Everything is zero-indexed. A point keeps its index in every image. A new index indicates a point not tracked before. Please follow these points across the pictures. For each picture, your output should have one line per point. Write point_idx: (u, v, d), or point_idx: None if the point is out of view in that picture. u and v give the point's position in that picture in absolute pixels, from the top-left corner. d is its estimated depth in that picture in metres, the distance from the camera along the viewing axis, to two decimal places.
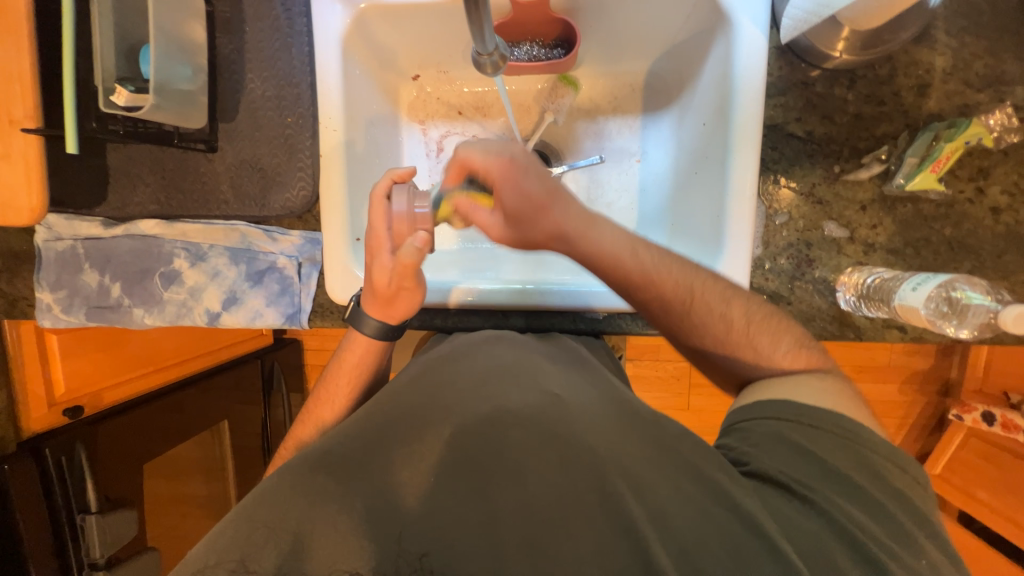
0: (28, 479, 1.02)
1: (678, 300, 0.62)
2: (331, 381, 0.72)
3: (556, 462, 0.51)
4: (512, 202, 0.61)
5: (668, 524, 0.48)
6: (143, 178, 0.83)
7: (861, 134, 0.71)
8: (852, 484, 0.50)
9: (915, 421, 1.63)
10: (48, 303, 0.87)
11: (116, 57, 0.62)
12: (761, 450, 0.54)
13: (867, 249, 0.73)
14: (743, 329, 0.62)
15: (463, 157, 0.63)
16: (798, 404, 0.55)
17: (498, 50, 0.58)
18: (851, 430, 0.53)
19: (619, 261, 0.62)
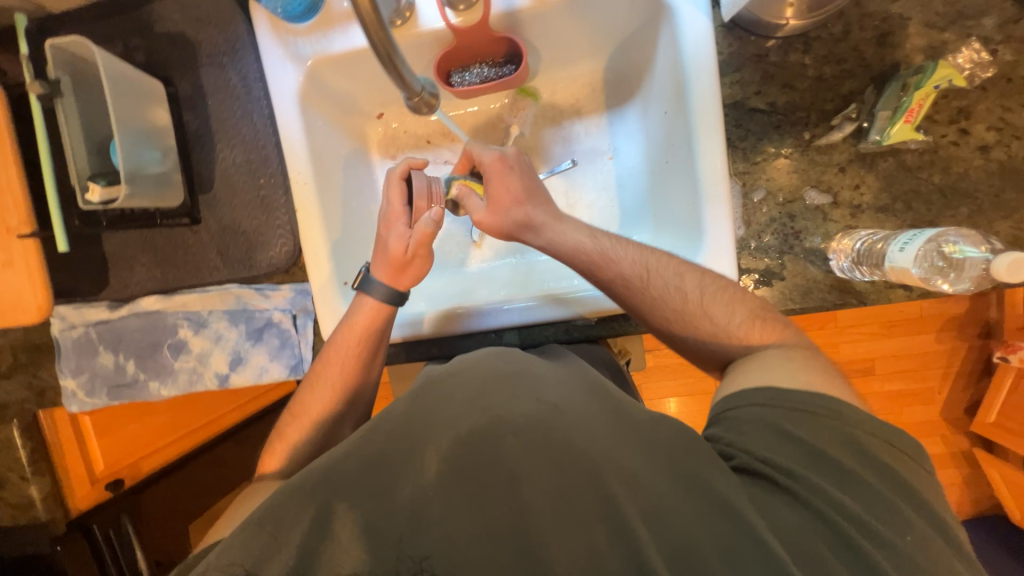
0: (82, 556, 1.07)
1: (633, 276, 0.67)
2: (341, 342, 0.74)
3: (552, 467, 0.50)
4: (495, 189, 0.76)
5: (662, 522, 0.47)
6: (138, 257, 0.86)
7: (826, 96, 0.69)
8: (843, 469, 0.48)
9: (960, 370, 1.53)
10: (72, 389, 0.92)
11: (87, 155, 0.65)
12: (746, 438, 0.51)
13: (855, 211, 0.70)
14: (698, 300, 0.64)
15: (469, 150, 0.80)
16: (782, 393, 0.52)
17: (425, 90, 0.62)
18: (831, 416, 0.50)
19: (580, 247, 0.71)
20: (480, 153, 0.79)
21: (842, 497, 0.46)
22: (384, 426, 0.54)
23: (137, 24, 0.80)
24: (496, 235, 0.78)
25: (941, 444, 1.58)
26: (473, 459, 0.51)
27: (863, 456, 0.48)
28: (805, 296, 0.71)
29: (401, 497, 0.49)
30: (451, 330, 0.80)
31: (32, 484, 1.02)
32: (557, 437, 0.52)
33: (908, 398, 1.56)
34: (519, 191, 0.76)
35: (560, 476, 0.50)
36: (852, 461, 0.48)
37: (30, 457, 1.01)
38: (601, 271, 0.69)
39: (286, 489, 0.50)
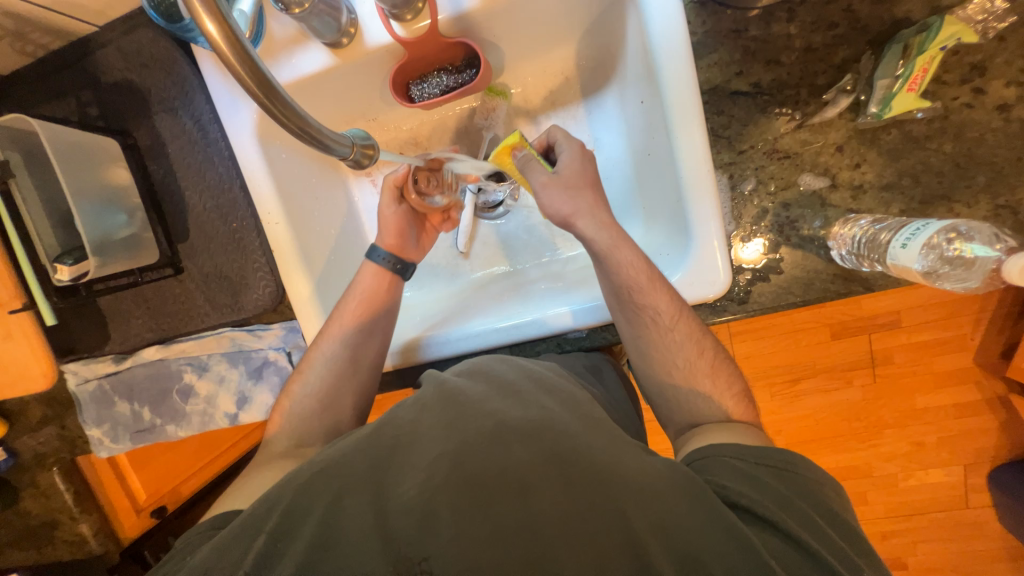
0: None
1: (668, 314, 0.66)
2: (345, 302, 0.78)
3: (559, 481, 0.46)
4: (572, 173, 0.71)
5: (669, 531, 0.43)
6: (133, 311, 0.86)
7: (817, 67, 0.63)
8: (800, 509, 0.49)
9: (995, 313, 1.26)
10: (98, 437, 0.96)
11: (53, 231, 0.70)
12: (718, 475, 0.53)
13: (856, 192, 0.64)
14: (708, 360, 0.66)
15: (555, 132, 0.76)
16: (745, 447, 0.56)
17: (357, 143, 0.53)
18: (787, 468, 0.54)
19: (633, 264, 0.66)
20: (563, 136, 0.75)
21: (807, 535, 0.46)
22: (389, 428, 0.54)
23: (85, 77, 0.77)
24: (548, 213, 0.71)
25: (971, 392, 1.32)
26: (479, 460, 0.47)
27: (815, 502, 0.51)
28: (806, 288, 0.67)
29: (405, 503, 0.45)
30: (444, 355, 0.79)
31: (82, 522, 1.09)
32: (566, 446, 0.48)
33: (931, 348, 1.30)
34: (595, 177, 0.72)
35: (569, 489, 0.45)
36: (808, 506, 0.51)
37: (76, 499, 1.07)
38: (643, 296, 0.66)
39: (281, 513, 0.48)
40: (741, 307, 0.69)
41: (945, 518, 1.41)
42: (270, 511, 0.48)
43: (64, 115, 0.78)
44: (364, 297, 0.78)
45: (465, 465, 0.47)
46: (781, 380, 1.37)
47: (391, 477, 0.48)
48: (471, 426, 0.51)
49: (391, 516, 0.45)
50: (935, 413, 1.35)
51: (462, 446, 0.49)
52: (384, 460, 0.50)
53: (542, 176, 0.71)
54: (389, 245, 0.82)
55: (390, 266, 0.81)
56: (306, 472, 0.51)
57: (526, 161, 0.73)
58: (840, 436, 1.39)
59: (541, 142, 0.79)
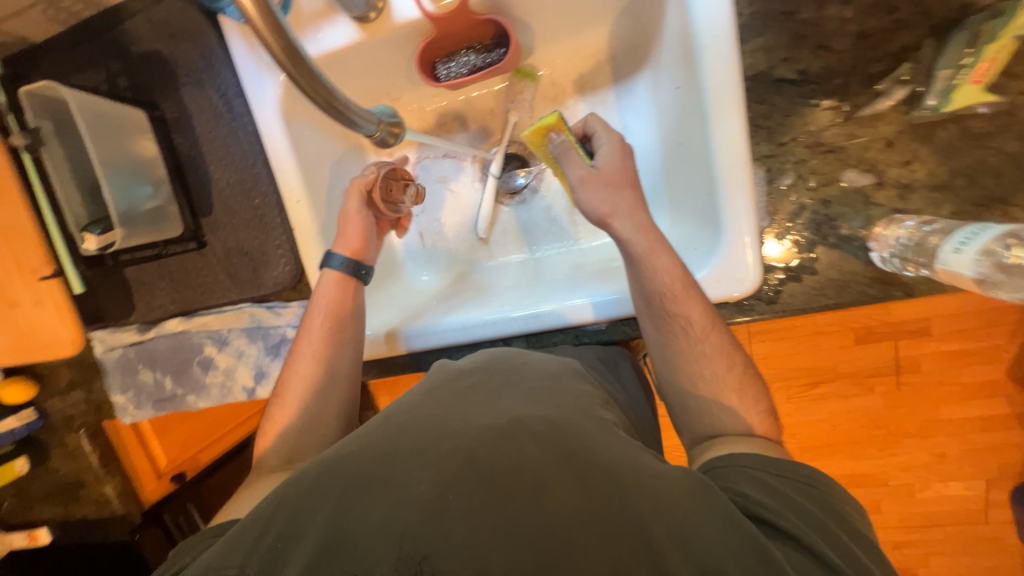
0: (157, 540, 1.20)
1: (701, 324, 0.64)
2: (309, 320, 0.73)
3: (573, 482, 0.45)
4: (612, 169, 0.68)
5: (689, 539, 0.42)
6: (157, 283, 0.88)
7: (871, 55, 0.60)
8: (824, 523, 0.48)
9: None
10: (123, 403, 0.98)
11: (82, 201, 0.71)
12: (737, 484, 0.52)
13: (903, 191, 0.61)
14: (738, 376, 0.63)
15: (593, 121, 0.73)
16: (766, 459, 0.54)
17: (383, 122, 0.56)
18: (810, 484, 0.52)
19: (670, 269, 0.64)
20: (602, 127, 0.72)
21: (828, 550, 0.45)
22: (393, 422, 0.54)
23: (114, 46, 0.77)
24: (586, 210, 0.68)
25: (1003, 406, 1.26)
26: (494, 457, 0.46)
27: (837, 517, 0.49)
28: (841, 291, 0.64)
29: (413, 496, 0.44)
30: (458, 341, 0.78)
31: (107, 483, 1.13)
32: (582, 446, 0.48)
33: (964, 357, 1.24)
34: (634, 175, 0.70)
35: (583, 489, 0.44)
36: (830, 516, 0.49)
37: (100, 460, 1.11)
38: (677, 303, 0.64)
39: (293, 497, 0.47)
40: (769, 307, 0.66)
41: (960, 531, 1.37)
42: (279, 507, 0.47)
43: (94, 85, 0.78)
44: (328, 307, 0.73)
45: (480, 460, 0.46)
46: (798, 382, 1.33)
47: (393, 472, 0.47)
48: (483, 423, 0.50)
49: (403, 515, 0.43)
50: (960, 425, 1.29)
51: (475, 443, 0.47)
52: (390, 455, 0.49)
53: (581, 168, 0.68)
54: (351, 250, 0.76)
55: (352, 271, 0.75)
56: (315, 467, 0.50)
57: (564, 148, 0.70)
58: (857, 442, 1.35)
59: (580, 127, 0.75)
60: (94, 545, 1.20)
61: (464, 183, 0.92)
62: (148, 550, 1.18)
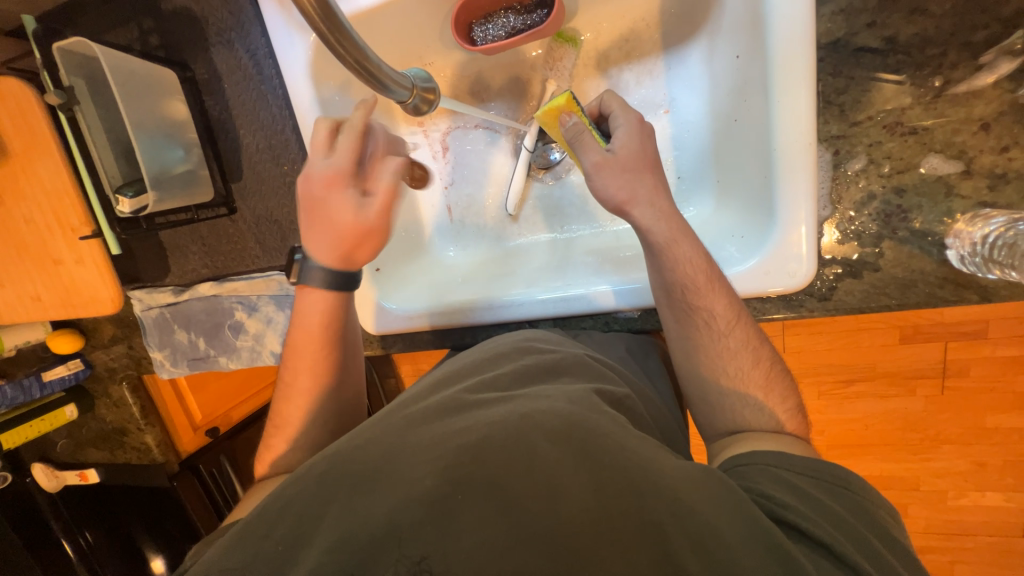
0: (192, 487, 1.27)
1: (724, 318, 0.59)
2: (292, 352, 0.69)
3: (592, 484, 0.43)
4: (629, 153, 0.63)
5: (711, 548, 0.40)
6: (190, 246, 0.89)
7: (975, 22, 0.52)
8: (857, 530, 0.44)
9: None
10: (160, 360, 1.01)
11: (116, 163, 0.72)
12: (761, 483, 0.48)
13: (995, 181, 0.54)
14: (765, 370, 0.59)
15: (609, 101, 0.68)
16: (793, 458, 0.51)
17: (417, 88, 0.53)
18: (842, 487, 0.48)
19: (690, 262, 0.60)
20: (619, 106, 0.67)
21: (862, 560, 0.42)
22: (399, 416, 0.55)
23: (146, 2, 0.76)
24: (598, 196, 0.63)
25: None
26: (500, 455, 0.45)
27: (872, 523, 0.46)
28: (905, 290, 0.58)
29: (426, 485, 0.44)
30: (483, 320, 0.77)
31: (148, 433, 1.19)
32: (595, 443, 0.46)
33: None
34: (654, 159, 0.64)
35: (602, 492, 0.43)
36: (864, 523, 0.46)
37: (143, 411, 1.18)
38: (698, 296, 0.60)
39: (313, 477, 0.48)
40: (821, 304, 0.61)
41: (995, 543, 1.31)
42: (297, 491, 0.47)
43: (127, 43, 0.77)
44: (308, 332, 0.69)
45: (485, 457, 0.45)
46: (833, 379, 1.24)
47: (399, 466, 0.47)
48: (490, 418, 0.49)
49: (409, 510, 0.42)
50: (1009, 434, 1.21)
51: (482, 439, 0.47)
52: (395, 448, 0.49)
53: (593, 156, 0.63)
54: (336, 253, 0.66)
55: (340, 281, 0.67)
56: (324, 455, 0.50)
57: (577, 131, 0.65)
58: (891, 445, 1.28)
59: (593, 108, 0.71)
60: (138, 487, 1.29)
61: (496, 155, 0.88)
62: (185, 496, 1.26)
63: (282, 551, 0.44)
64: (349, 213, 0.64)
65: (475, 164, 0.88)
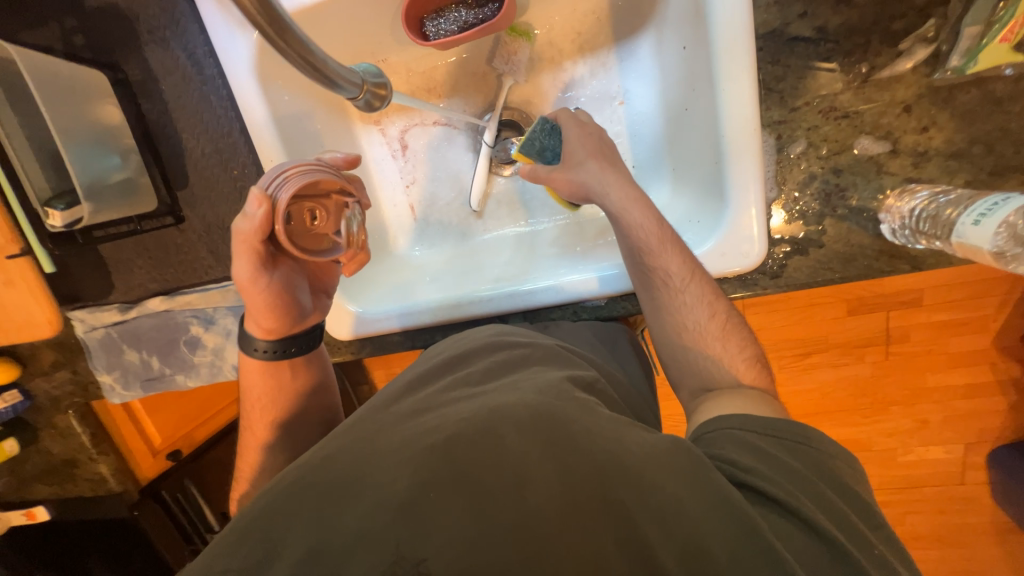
0: (156, 513, 1.23)
1: (679, 276, 0.61)
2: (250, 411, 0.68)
3: (564, 474, 0.44)
4: (576, 144, 0.68)
5: (679, 525, 0.41)
6: (135, 260, 0.83)
7: (894, 10, 0.56)
8: (814, 485, 0.47)
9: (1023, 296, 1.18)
10: (110, 383, 0.94)
11: (43, 173, 0.67)
12: (726, 450, 0.51)
13: (919, 159, 0.58)
14: (720, 328, 0.61)
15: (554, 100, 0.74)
16: (758, 419, 0.53)
17: (367, 83, 0.52)
18: (800, 442, 0.51)
19: (644, 225, 0.62)
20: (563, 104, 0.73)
21: (817, 512, 0.45)
22: (369, 423, 0.53)
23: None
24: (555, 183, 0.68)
25: (982, 373, 1.28)
26: (471, 452, 0.45)
27: (827, 476, 0.49)
28: (846, 264, 0.62)
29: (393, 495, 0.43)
30: (452, 318, 0.76)
31: (100, 462, 1.11)
32: (565, 433, 0.47)
33: (949, 328, 1.24)
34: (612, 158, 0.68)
35: (574, 483, 0.43)
36: (823, 474, 0.49)
37: (93, 440, 1.09)
38: (681, 288, 0.61)
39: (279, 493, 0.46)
40: (773, 282, 0.65)
41: (940, 492, 1.42)
42: (259, 510, 0.46)
43: (47, 43, 0.71)
44: (260, 399, 0.67)
45: (457, 455, 0.45)
46: (791, 352, 1.32)
47: (366, 471, 0.46)
48: (460, 414, 0.50)
49: (376, 515, 0.41)
50: (944, 392, 1.31)
51: (452, 438, 0.46)
52: (364, 456, 0.48)
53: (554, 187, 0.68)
54: (276, 327, 0.64)
55: (276, 354, 0.65)
56: (294, 468, 0.49)
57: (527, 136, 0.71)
58: (846, 410, 1.37)
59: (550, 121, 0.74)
60: (93, 522, 1.20)
61: (457, 151, 0.87)
62: (148, 522, 1.21)
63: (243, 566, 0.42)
64: (252, 284, 0.60)
65: (436, 160, 0.87)
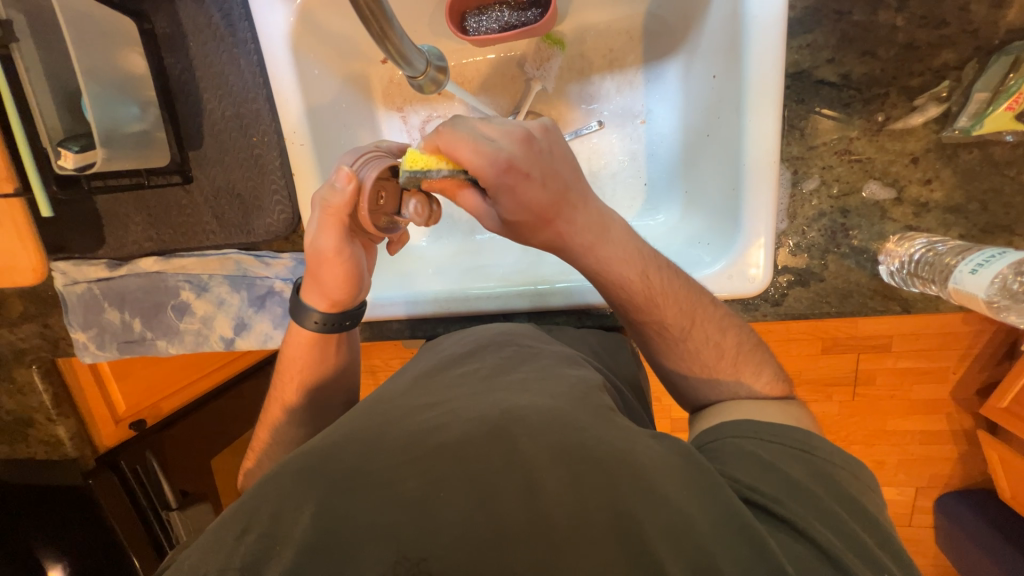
0: (113, 488, 1.11)
1: (677, 324, 0.61)
2: (280, 379, 0.69)
3: (570, 478, 0.45)
4: (513, 217, 0.55)
5: (682, 538, 0.42)
6: (133, 216, 0.80)
7: (913, 68, 0.60)
8: (820, 499, 0.47)
9: (986, 352, 1.24)
10: (84, 342, 0.89)
11: (57, 113, 0.65)
12: (729, 463, 0.51)
13: (919, 209, 0.62)
14: (732, 358, 0.61)
15: (451, 151, 0.52)
16: (762, 426, 0.54)
17: (431, 66, 0.57)
18: (803, 451, 0.51)
19: (626, 285, 0.60)
20: (469, 156, 0.51)
21: (827, 532, 0.44)
22: (377, 415, 0.54)
23: None
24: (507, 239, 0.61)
25: (941, 422, 1.34)
26: (482, 456, 0.46)
27: (835, 490, 0.48)
28: (843, 299, 0.65)
29: (405, 495, 0.43)
30: (456, 311, 0.76)
31: (59, 424, 1.06)
32: (573, 441, 0.47)
33: (917, 376, 1.30)
34: (557, 203, 0.55)
35: (580, 488, 0.44)
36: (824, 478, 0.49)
37: (54, 400, 1.05)
38: (687, 333, 0.61)
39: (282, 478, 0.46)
40: (773, 309, 0.67)
41: None
42: (269, 493, 0.46)
43: None
44: (290, 367, 0.68)
45: (468, 459, 0.46)
46: None
47: (379, 462, 0.46)
48: (471, 416, 0.50)
49: (393, 513, 0.42)
50: (904, 436, 1.38)
51: (464, 442, 0.47)
52: (374, 447, 0.48)
53: (490, 223, 0.58)
54: (335, 301, 0.65)
55: (330, 327, 0.66)
56: (301, 454, 0.49)
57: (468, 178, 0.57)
58: None
59: (431, 148, 0.55)
60: (36, 488, 1.12)
61: None
62: (101, 495, 1.09)
63: (254, 549, 0.42)
64: (331, 256, 0.61)
65: None
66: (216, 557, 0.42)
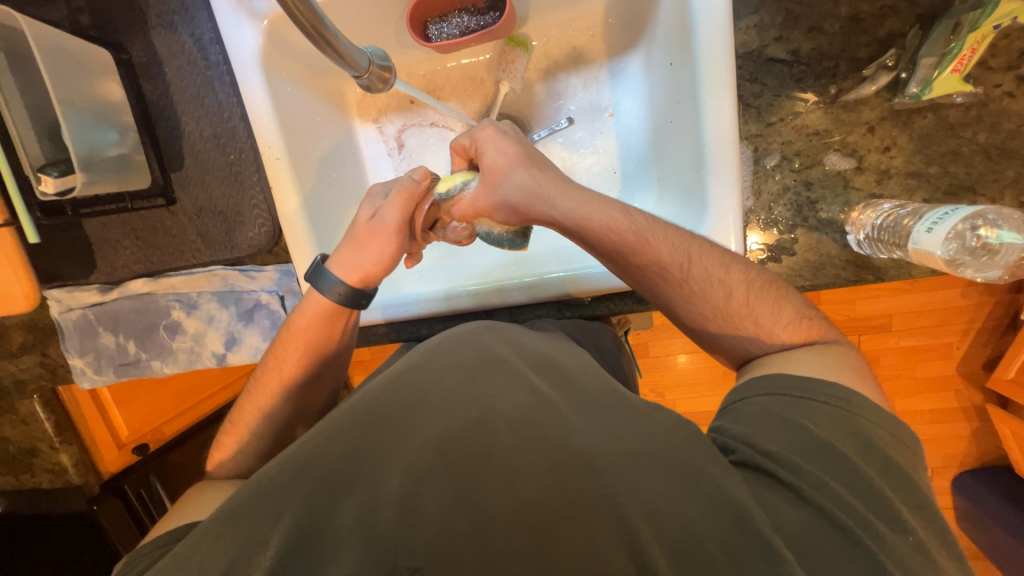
0: (115, 513, 1.10)
1: (675, 264, 0.59)
2: (281, 347, 0.69)
3: (547, 464, 0.45)
4: (492, 166, 0.64)
5: (663, 515, 0.42)
6: (121, 240, 0.83)
7: (860, 39, 0.62)
8: (838, 458, 0.47)
9: (985, 324, 1.24)
10: (82, 367, 0.91)
11: (38, 143, 0.68)
12: (747, 429, 0.50)
13: (881, 176, 0.63)
14: (742, 296, 0.58)
15: (458, 141, 0.68)
16: (789, 379, 0.52)
17: (373, 66, 0.58)
18: (836, 406, 0.50)
19: (613, 224, 0.60)
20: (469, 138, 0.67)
21: (841, 496, 0.44)
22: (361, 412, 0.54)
23: None
24: (497, 218, 0.66)
25: (948, 399, 1.32)
26: (463, 451, 0.46)
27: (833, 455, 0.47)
28: (817, 273, 0.66)
29: (387, 495, 0.44)
30: (435, 310, 0.77)
31: (62, 451, 1.05)
32: (551, 431, 0.47)
33: (918, 352, 1.29)
34: (530, 155, 0.64)
35: (557, 473, 0.44)
36: (835, 440, 0.48)
37: (56, 427, 1.04)
38: (694, 269, 0.59)
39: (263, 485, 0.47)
40: None
41: None
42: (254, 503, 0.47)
43: (54, 21, 0.73)
44: (295, 337, 0.68)
45: (450, 456, 0.46)
46: None
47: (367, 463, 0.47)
48: (452, 410, 0.50)
49: (377, 515, 0.43)
50: (914, 416, 1.35)
51: (447, 439, 0.47)
52: (361, 449, 0.48)
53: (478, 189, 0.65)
54: (362, 275, 0.68)
55: (348, 300, 0.68)
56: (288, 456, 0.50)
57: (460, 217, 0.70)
58: None
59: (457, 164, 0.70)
60: (39, 518, 1.12)
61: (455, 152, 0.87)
62: (106, 520, 1.09)
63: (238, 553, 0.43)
64: (388, 232, 0.67)
65: (430, 163, 0.87)
66: (200, 563, 0.43)
